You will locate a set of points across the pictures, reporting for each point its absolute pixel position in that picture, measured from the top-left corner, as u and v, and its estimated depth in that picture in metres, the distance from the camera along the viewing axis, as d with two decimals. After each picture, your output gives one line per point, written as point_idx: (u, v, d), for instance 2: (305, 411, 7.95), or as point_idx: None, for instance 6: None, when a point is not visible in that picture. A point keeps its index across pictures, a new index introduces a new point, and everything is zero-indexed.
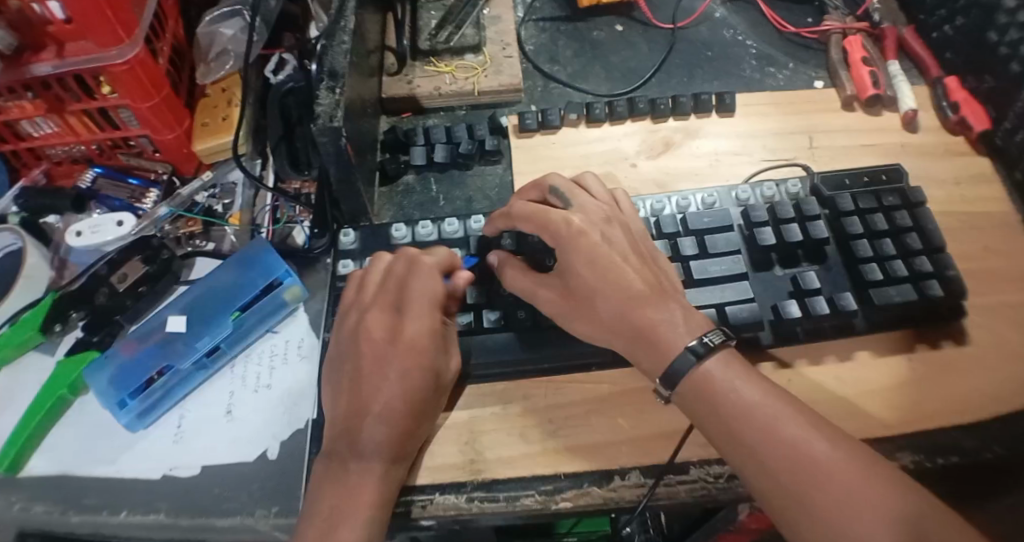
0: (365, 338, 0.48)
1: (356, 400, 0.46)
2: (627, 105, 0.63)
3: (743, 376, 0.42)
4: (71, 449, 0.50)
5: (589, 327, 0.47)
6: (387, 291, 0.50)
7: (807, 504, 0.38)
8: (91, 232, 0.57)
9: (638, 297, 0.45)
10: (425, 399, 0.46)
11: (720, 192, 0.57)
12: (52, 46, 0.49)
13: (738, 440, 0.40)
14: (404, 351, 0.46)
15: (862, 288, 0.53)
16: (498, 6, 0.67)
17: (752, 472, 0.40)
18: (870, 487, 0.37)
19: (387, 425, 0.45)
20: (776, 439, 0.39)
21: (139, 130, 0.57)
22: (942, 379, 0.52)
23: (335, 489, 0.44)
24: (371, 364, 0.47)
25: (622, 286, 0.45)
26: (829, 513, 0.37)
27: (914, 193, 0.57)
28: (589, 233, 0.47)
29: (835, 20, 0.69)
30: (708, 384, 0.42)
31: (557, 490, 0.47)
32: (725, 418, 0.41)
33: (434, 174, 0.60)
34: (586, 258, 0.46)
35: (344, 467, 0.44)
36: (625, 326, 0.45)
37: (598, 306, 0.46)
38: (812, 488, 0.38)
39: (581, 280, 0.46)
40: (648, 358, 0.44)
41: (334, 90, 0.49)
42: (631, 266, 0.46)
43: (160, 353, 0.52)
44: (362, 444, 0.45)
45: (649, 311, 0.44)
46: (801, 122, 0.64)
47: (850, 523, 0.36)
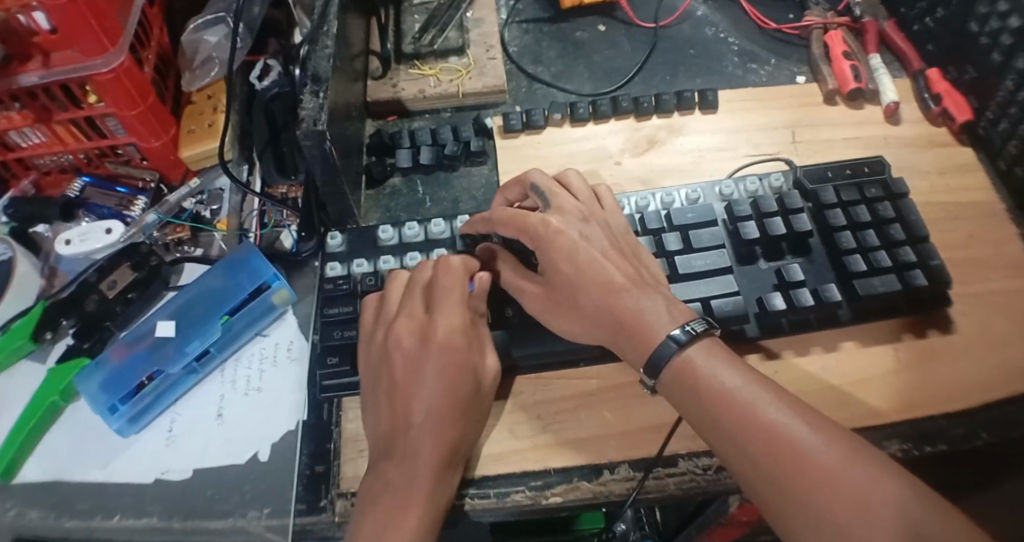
0: (395, 346, 0.47)
1: (395, 412, 0.45)
2: (611, 104, 0.63)
3: (727, 363, 0.42)
4: (62, 455, 0.50)
5: (574, 323, 0.47)
6: (414, 301, 0.49)
7: (787, 492, 0.38)
8: (80, 240, 0.56)
9: (621, 291, 0.45)
10: (467, 397, 0.46)
11: (703, 188, 0.58)
12: (38, 56, 0.49)
13: (721, 427, 0.40)
14: (439, 351, 0.46)
15: (846, 280, 0.53)
16: (481, 8, 0.68)
17: (737, 460, 0.40)
18: (850, 473, 0.38)
19: (432, 429, 0.44)
20: (757, 426, 0.39)
21: (126, 138, 0.57)
22: (929, 367, 0.52)
23: (385, 498, 0.43)
24: (406, 371, 0.46)
25: (605, 281, 0.46)
26: (809, 500, 0.38)
27: (897, 184, 0.57)
28: (565, 232, 0.48)
29: (817, 15, 0.69)
30: (690, 371, 0.42)
31: (547, 485, 0.48)
32: (707, 406, 0.41)
33: (419, 176, 0.60)
34: (565, 255, 0.47)
35: (396, 475, 0.43)
36: (608, 319, 0.45)
37: (580, 299, 0.46)
38: (792, 474, 0.38)
39: (563, 277, 0.47)
40: (632, 352, 0.45)
41: (318, 94, 0.49)
42: (612, 261, 0.47)
43: (148, 358, 0.52)
44: (409, 450, 0.44)
45: (632, 304, 0.45)
46: (784, 118, 0.64)
47: (830, 510, 0.37)
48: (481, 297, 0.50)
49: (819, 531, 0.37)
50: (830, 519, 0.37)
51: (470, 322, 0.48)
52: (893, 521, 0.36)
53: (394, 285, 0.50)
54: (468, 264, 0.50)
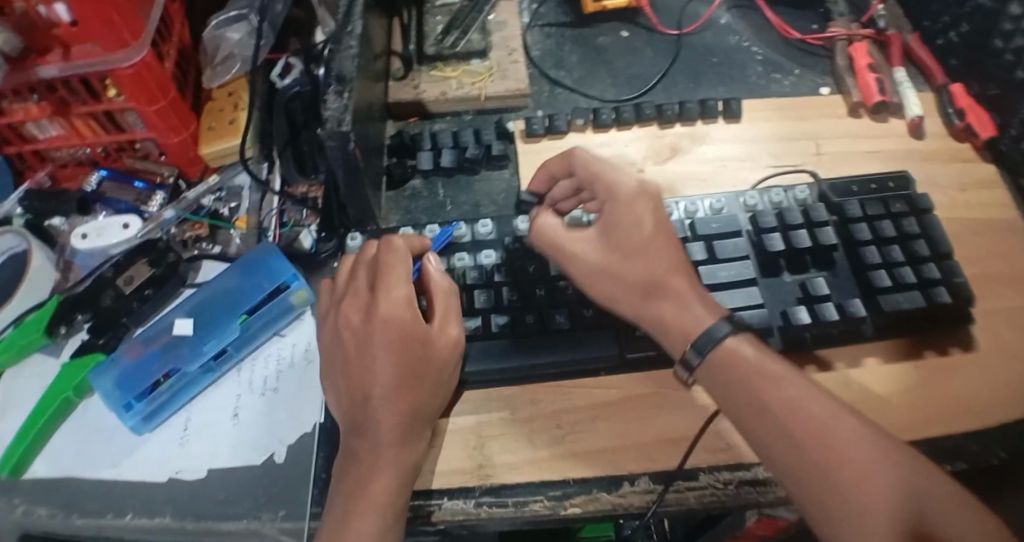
0: (344, 325, 0.47)
1: (352, 386, 0.46)
2: (634, 111, 0.63)
3: (774, 361, 0.43)
4: (73, 452, 0.50)
5: (614, 292, 0.47)
6: (356, 280, 0.48)
7: (831, 483, 0.38)
8: (97, 236, 0.56)
9: (677, 272, 0.46)
10: (423, 368, 0.45)
11: (728, 198, 0.57)
12: (57, 49, 0.49)
13: (766, 416, 0.41)
14: (384, 327, 0.45)
15: (870, 295, 0.53)
16: (504, 11, 0.67)
17: (780, 449, 0.40)
18: (892, 470, 0.38)
19: (391, 402, 0.44)
20: (803, 419, 0.40)
21: (144, 133, 0.56)
22: (949, 385, 0.51)
23: (353, 469, 0.44)
24: (357, 350, 0.46)
25: (663, 254, 0.46)
26: (853, 492, 0.38)
27: (922, 199, 0.57)
28: (644, 198, 0.47)
29: (841, 27, 0.69)
30: (740, 361, 0.43)
31: (566, 496, 0.47)
32: (757, 393, 0.41)
33: (440, 179, 0.60)
34: (632, 215, 0.47)
35: (362, 449, 0.44)
36: (653, 292, 0.46)
37: (632, 265, 0.46)
38: (836, 465, 0.39)
39: (623, 247, 0.47)
40: (669, 309, 0.45)
41: (342, 95, 0.49)
42: (673, 240, 0.47)
43: (163, 357, 0.51)
44: (371, 426, 0.44)
45: (679, 286, 0.45)
46: (806, 129, 0.64)
47: (876, 504, 0.37)
48: (428, 275, 0.49)
49: (861, 522, 0.37)
50: (873, 513, 0.37)
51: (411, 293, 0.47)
52: (933, 520, 0.37)
53: (342, 269, 0.50)
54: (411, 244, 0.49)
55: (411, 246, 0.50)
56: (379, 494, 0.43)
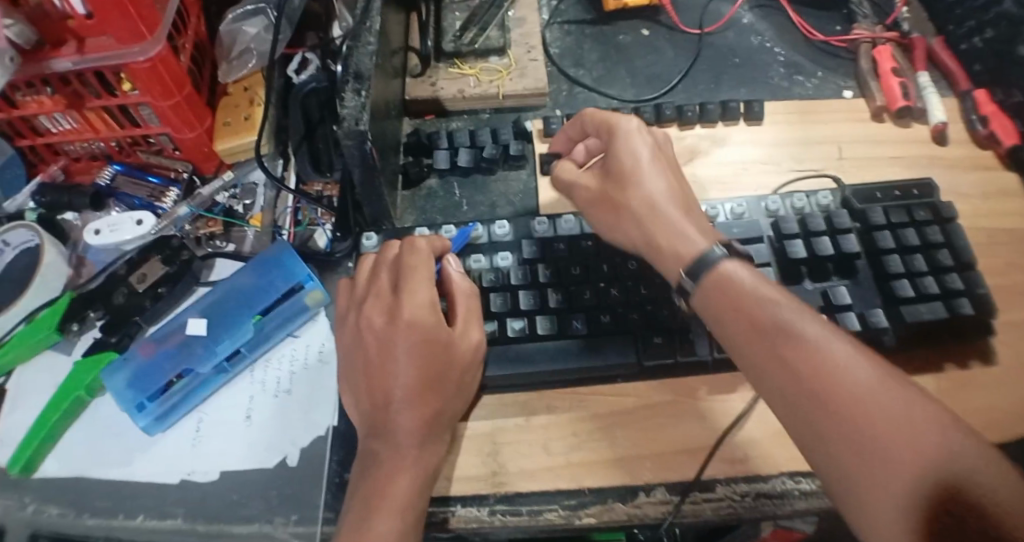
0: (366, 327, 0.46)
1: (373, 388, 0.45)
2: (654, 112, 0.62)
3: (776, 290, 0.42)
4: (85, 451, 0.49)
5: (615, 223, 0.50)
6: (378, 281, 0.48)
7: (821, 403, 0.36)
8: (110, 230, 0.55)
9: (670, 202, 0.48)
10: (444, 372, 0.45)
11: (749, 202, 0.57)
12: (72, 41, 0.48)
13: (759, 337, 0.40)
14: (408, 330, 0.45)
15: (893, 305, 0.52)
16: (524, 7, 0.66)
17: (773, 369, 0.39)
18: (891, 394, 0.36)
19: (412, 406, 0.44)
20: (798, 339, 0.38)
21: (159, 128, 0.56)
22: (971, 399, 0.51)
23: (374, 470, 0.44)
24: (379, 352, 0.45)
25: (659, 187, 0.48)
26: (843, 411, 0.36)
27: (946, 208, 0.56)
28: (642, 134, 0.50)
29: (865, 29, 0.68)
30: (736, 287, 0.42)
31: (581, 505, 0.47)
32: (751, 316, 0.40)
33: (456, 179, 0.59)
34: (627, 149, 0.49)
35: (383, 451, 0.44)
36: (645, 217, 0.47)
37: (626, 192, 0.49)
38: (833, 386, 0.36)
39: (622, 184, 0.49)
40: (663, 235, 0.46)
41: (360, 93, 0.48)
42: (670, 176, 0.49)
43: (177, 356, 0.51)
44: (392, 429, 0.44)
45: (669, 212, 0.47)
46: (829, 133, 0.63)
47: (869, 425, 0.35)
48: (449, 279, 0.49)
49: (854, 443, 0.35)
50: (865, 434, 0.35)
51: (434, 298, 0.46)
52: (934, 444, 0.34)
53: (363, 268, 0.49)
54: (433, 247, 0.49)
55: (433, 246, 0.49)
56: (400, 496, 0.43)
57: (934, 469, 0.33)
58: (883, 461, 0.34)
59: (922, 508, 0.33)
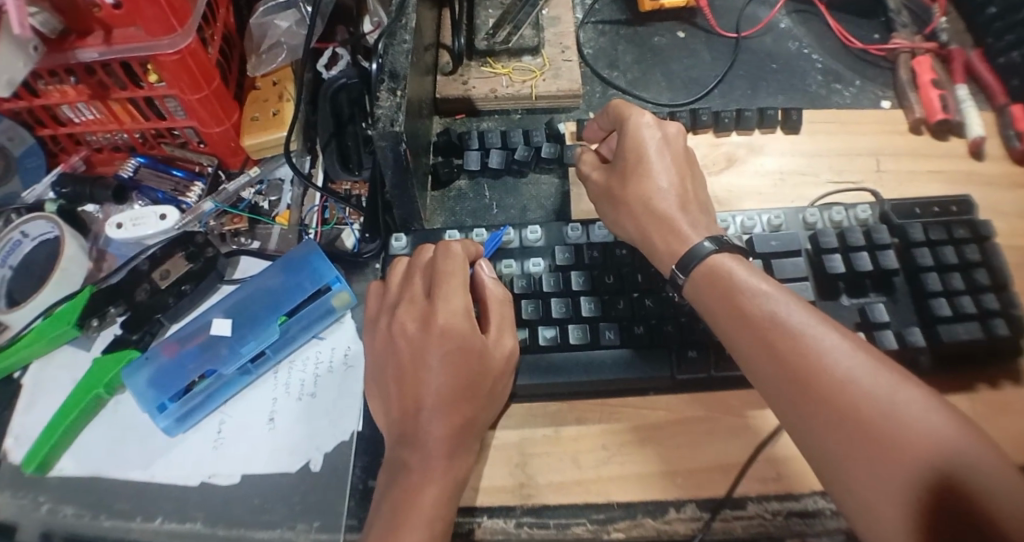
0: (399, 333, 0.45)
1: (405, 395, 0.44)
2: (690, 117, 0.60)
3: (765, 279, 0.42)
4: (103, 450, 0.48)
5: (615, 217, 0.50)
6: (413, 286, 0.47)
7: (808, 391, 0.37)
8: (133, 224, 0.54)
9: (665, 199, 0.47)
10: (477, 379, 0.44)
11: (787, 214, 0.55)
12: (98, 31, 0.47)
13: (746, 326, 0.40)
14: (441, 337, 0.44)
15: (930, 324, 0.51)
16: (558, 6, 0.64)
17: (759, 358, 0.39)
18: (876, 379, 0.36)
19: (443, 415, 0.43)
20: (784, 329, 0.39)
21: (185, 121, 0.54)
22: (1010, 424, 0.49)
23: (402, 478, 0.42)
24: (411, 358, 0.44)
25: (656, 182, 0.47)
26: (829, 398, 0.36)
27: (985, 226, 0.54)
28: (654, 128, 0.49)
29: (905, 38, 0.66)
30: (724, 277, 0.42)
31: (610, 520, 0.46)
32: (738, 307, 0.40)
33: (487, 180, 0.58)
34: (636, 143, 0.49)
35: (413, 459, 0.43)
36: (639, 210, 0.47)
37: (626, 185, 0.48)
38: (818, 374, 0.37)
39: (621, 177, 0.49)
40: (657, 233, 0.46)
41: (395, 92, 0.46)
42: (675, 173, 0.48)
43: (200, 357, 0.49)
44: (421, 438, 0.43)
45: (665, 206, 0.47)
46: (868, 145, 0.61)
47: (856, 411, 0.35)
48: (482, 285, 0.48)
49: (838, 430, 0.35)
50: (851, 420, 0.35)
51: (469, 305, 0.45)
52: (918, 429, 0.34)
53: (396, 271, 0.49)
54: (467, 251, 0.48)
55: (467, 251, 0.48)
56: (427, 503, 0.41)
57: (916, 452, 0.34)
58: (868, 447, 0.34)
59: (902, 487, 0.33)
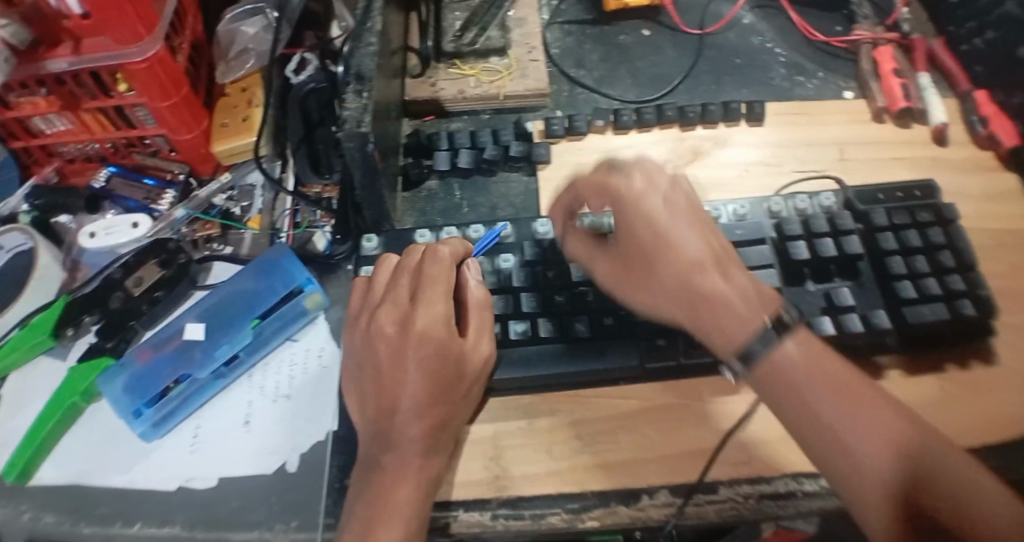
0: (378, 336, 0.45)
1: (381, 396, 0.45)
2: (656, 113, 0.61)
3: (822, 360, 0.42)
4: (81, 457, 0.49)
5: (650, 296, 0.47)
6: (399, 286, 0.46)
7: (844, 442, 0.39)
8: (105, 233, 0.55)
9: (702, 269, 0.45)
10: (452, 380, 0.45)
11: (752, 203, 0.56)
12: (68, 41, 0.47)
13: (788, 379, 0.41)
14: (419, 342, 0.44)
15: (895, 306, 0.52)
16: (524, 7, 0.65)
17: (772, 378, 0.42)
18: (877, 406, 0.40)
19: (417, 417, 0.44)
20: (825, 385, 0.40)
21: (155, 129, 0.55)
22: (975, 401, 0.50)
23: (376, 477, 0.43)
24: (388, 362, 0.44)
25: (681, 253, 0.45)
26: (866, 450, 0.39)
27: (948, 209, 0.55)
28: (651, 194, 0.47)
29: (866, 30, 0.67)
30: (784, 364, 0.41)
31: (584, 509, 0.46)
32: (804, 397, 0.40)
33: (457, 180, 0.59)
34: (642, 220, 0.46)
35: (388, 460, 0.43)
36: (684, 290, 0.44)
37: (656, 261, 0.46)
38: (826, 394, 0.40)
39: (641, 248, 0.46)
40: (708, 316, 0.44)
41: (361, 94, 0.47)
42: (693, 232, 0.46)
43: (176, 362, 0.50)
44: (395, 440, 0.43)
45: (706, 281, 0.44)
46: (831, 134, 0.62)
47: (862, 435, 0.39)
48: (464, 285, 0.48)
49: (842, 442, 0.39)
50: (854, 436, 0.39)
51: (451, 311, 0.46)
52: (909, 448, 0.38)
53: (382, 270, 0.48)
54: (456, 256, 0.48)
55: (454, 253, 0.48)
56: (401, 503, 0.42)
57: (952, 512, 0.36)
58: (867, 460, 0.38)
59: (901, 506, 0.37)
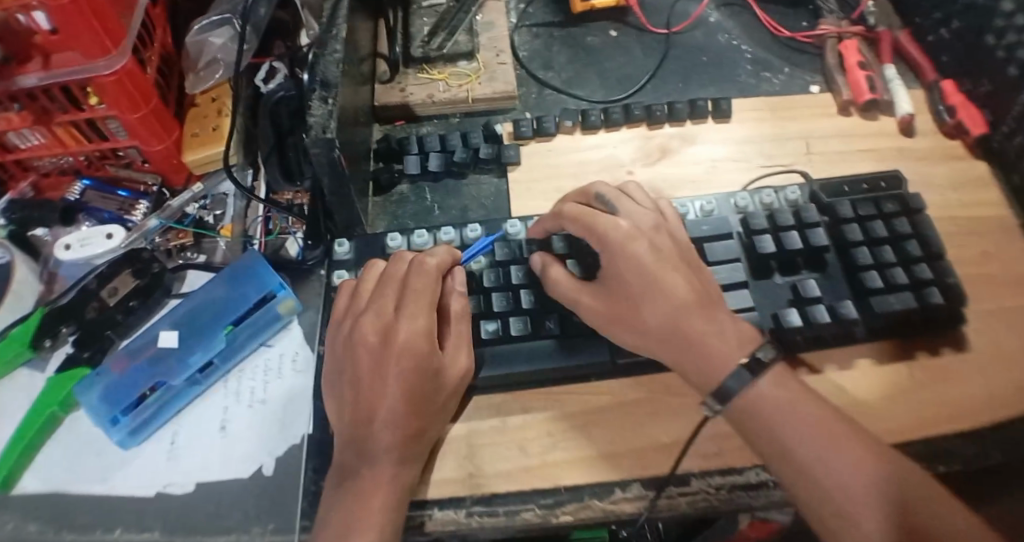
0: (360, 343, 0.46)
1: (360, 403, 0.46)
2: (623, 112, 0.62)
3: (793, 393, 0.42)
4: (61, 466, 0.49)
5: (636, 337, 0.46)
6: (384, 295, 0.48)
7: (824, 485, 0.39)
8: (80, 245, 0.55)
9: (690, 310, 0.44)
10: (429, 393, 0.46)
11: (718, 199, 0.57)
12: (38, 57, 0.48)
13: (763, 421, 0.42)
14: (400, 355, 0.45)
15: (862, 296, 0.53)
16: (491, 11, 0.67)
17: (749, 419, 0.42)
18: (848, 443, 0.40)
19: (394, 426, 0.45)
20: (798, 423, 0.41)
21: (127, 141, 0.56)
22: (944, 387, 0.51)
23: (351, 482, 0.44)
24: (370, 372, 0.46)
25: (668, 293, 0.45)
26: (845, 492, 0.39)
27: (914, 199, 0.56)
28: (638, 238, 0.46)
29: (831, 24, 0.69)
30: (757, 402, 0.42)
31: (558, 504, 0.47)
32: (776, 432, 0.41)
33: (428, 184, 0.59)
34: (631, 264, 0.46)
35: (364, 468, 0.44)
36: (672, 334, 0.44)
37: (643, 303, 0.45)
38: (801, 433, 0.40)
39: (627, 289, 0.46)
40: (692, 359, 0.44)
41: (327, 101, 0.48)
42: (679, 274, 0.45)
43: (151, 371, 0.50)
44: (370, 447, 0.44)
45: (693, 323, 0.44)
46: (798, 129, 0.63)
47: (839, 476, 0.39)
48: (448, 294, 0.50)
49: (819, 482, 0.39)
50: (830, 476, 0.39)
51: (433, 325, 0.47)
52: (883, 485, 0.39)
53: (370, 275, 0.50)
54: (443, 268, 0.49)
55: (442, 264, 0.49)
56: (375, 511, 0.43)
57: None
58: (846, 502, 0.38)
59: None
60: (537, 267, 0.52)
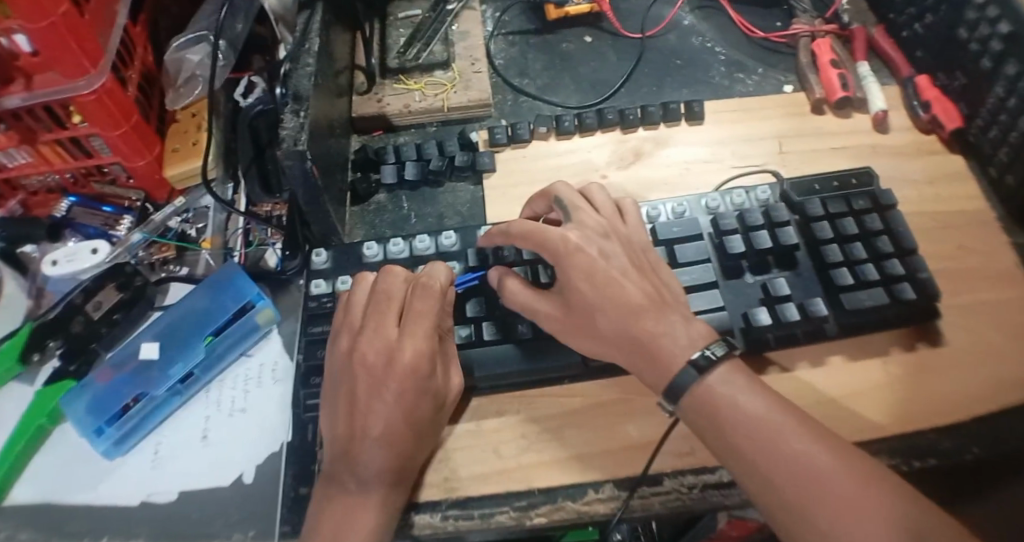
0: (359, 362, 0.46)
1: (354, 420, 0.46)
2: (597, 117, 0.63)
3: (743, 390, 0.42)
4: (53, 476, 0.50)
5: (593, 342, 0.47)
6: (384, 313, 0.48)
7: (786, 494, 0.39)
8: (67, 260, 0.57)
9: (643, 313, 0.45)
10: (424, 414, 0.46)
11: (689, 201, 0.58)
12: (21, 78, 0.49)
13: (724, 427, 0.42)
14: (400, 376, 0.46)
15: (833, 293, 0.53)
16: (467, 21, 0.67)
17: (712, 427, 0.42)
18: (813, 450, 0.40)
19: (387, 445, 0.45)
20: (760, 430, 0.41)
21: (110, 158, 0.57)
22: (919, 382, 0.52)
23: (340, 496, 0.45)
24: (365, 391, 0.46)
25: (622, 301, 0.45)
26: (808, 501, 0.38)
27: (885, 196, 0.57)
28: (586, 249, 0.47)
29: (804, 23, 0.69)
30: (710, 399, 0.42)
31: (532, 506, 0.48)
32: (736, 436, 0.41)
33: (405, 192, 0.61)
34: (584, 274, 0.46)
35: (352, 485, 0.45)
36: (626, 340, 0.45)
37: (597, 312, 0.46)
38: (762, 440, 0.40)
39: (581, 297, 0.46)
40: (648, 365, 0.44)
41: (299, 113, 0.49)
42: (631, 280, 0.46)
43: (134, 382, 0.52)
44: (360, 464, 0.45)
45: (647, 329, 0.44)
46: (771, 129, 0.64)
47: (801, 483, 0.39)
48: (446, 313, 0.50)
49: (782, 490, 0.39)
50: (793, 485, 0.39)
51: (433, 346, 0.47)
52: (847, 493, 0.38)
53: (359, 290, 0.50)
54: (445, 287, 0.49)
55: (445, 282, 0.50)
56: (363, 528, 0.44)
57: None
58: (810, 511, 0.38)
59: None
60: (493, 282, 0.51)
